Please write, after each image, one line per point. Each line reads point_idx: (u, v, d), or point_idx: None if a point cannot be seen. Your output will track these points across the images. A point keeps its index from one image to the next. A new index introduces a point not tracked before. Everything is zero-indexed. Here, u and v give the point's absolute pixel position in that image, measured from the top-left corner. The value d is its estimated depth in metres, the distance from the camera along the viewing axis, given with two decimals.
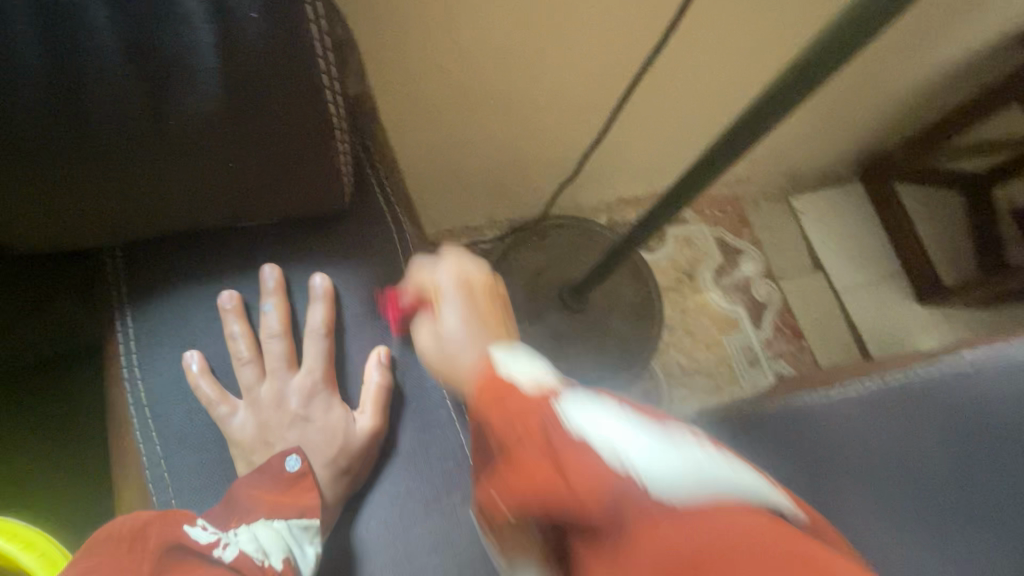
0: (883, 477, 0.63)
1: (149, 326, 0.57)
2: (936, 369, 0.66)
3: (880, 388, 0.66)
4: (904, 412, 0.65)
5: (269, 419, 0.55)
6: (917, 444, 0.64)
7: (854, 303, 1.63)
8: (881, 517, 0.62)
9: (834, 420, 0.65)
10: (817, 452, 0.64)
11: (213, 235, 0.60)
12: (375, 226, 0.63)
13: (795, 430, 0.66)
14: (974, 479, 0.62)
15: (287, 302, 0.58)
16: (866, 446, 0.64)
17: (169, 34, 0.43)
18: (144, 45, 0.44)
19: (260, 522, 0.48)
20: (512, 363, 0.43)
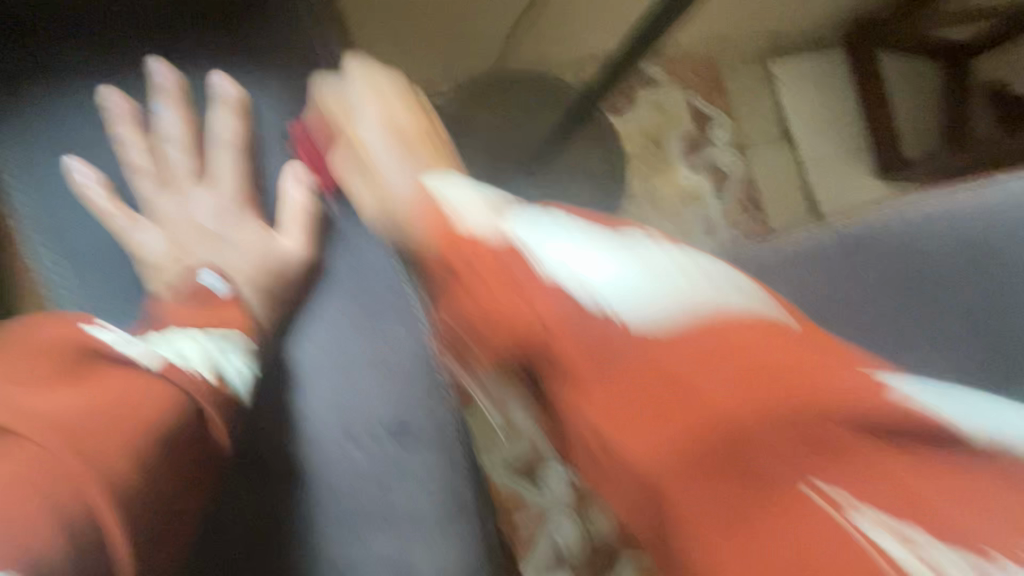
0: (833, 318, 0.61)
1: (25, 131, 0.50)
2: (889, 215, 0.62)
3: (832, 235, 0.63)
4: (855, 256, 0.62)
5: (181, 237, 0.51)
6: (866, 287, 0.61)
7: (816, 176, 1.61)
8: (829, 357, 0.61)
9: (785, 267, 0.63)
10: (767, 299, 0.62)
11: (92, 26, 0.52)
12: (286, 27, 0.55)
13: (746, 280, 0.63)
14: (922, 319, 0.60)
15: (186, 109, 0.53)
16: (818, 287, 0.62)
17: None
18: None
19: (180, 333, 0.46)
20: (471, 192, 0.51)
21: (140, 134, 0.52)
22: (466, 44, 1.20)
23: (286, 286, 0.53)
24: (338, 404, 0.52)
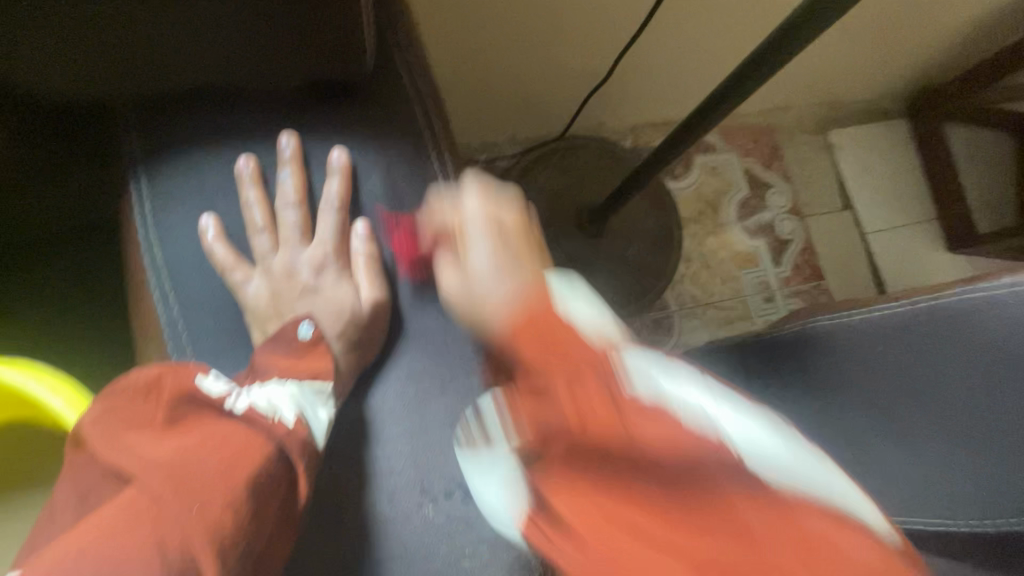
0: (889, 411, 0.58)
1: (163, 187, 0.55)
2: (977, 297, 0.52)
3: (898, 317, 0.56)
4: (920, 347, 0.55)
5: (281, 288, 0.54)
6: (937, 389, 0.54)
7: (880, 246, 1.57)
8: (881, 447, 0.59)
9: (839, 349, 0.59)
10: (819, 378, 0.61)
11: (225, 97, 0.57)
12: (393, 100, 0.59)
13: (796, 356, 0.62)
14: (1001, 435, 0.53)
15: (302, 171, 0.55)
16: (873, 377, 0.58)
17: None
18: None
19: (272, 382, 0.48)
20: (570, 300, 0.40)
21: (260, 193, 0.54)
22: (532, 114, 1.26)
23: (365, 336, 0.53)
24: (413, 457, 0.53)
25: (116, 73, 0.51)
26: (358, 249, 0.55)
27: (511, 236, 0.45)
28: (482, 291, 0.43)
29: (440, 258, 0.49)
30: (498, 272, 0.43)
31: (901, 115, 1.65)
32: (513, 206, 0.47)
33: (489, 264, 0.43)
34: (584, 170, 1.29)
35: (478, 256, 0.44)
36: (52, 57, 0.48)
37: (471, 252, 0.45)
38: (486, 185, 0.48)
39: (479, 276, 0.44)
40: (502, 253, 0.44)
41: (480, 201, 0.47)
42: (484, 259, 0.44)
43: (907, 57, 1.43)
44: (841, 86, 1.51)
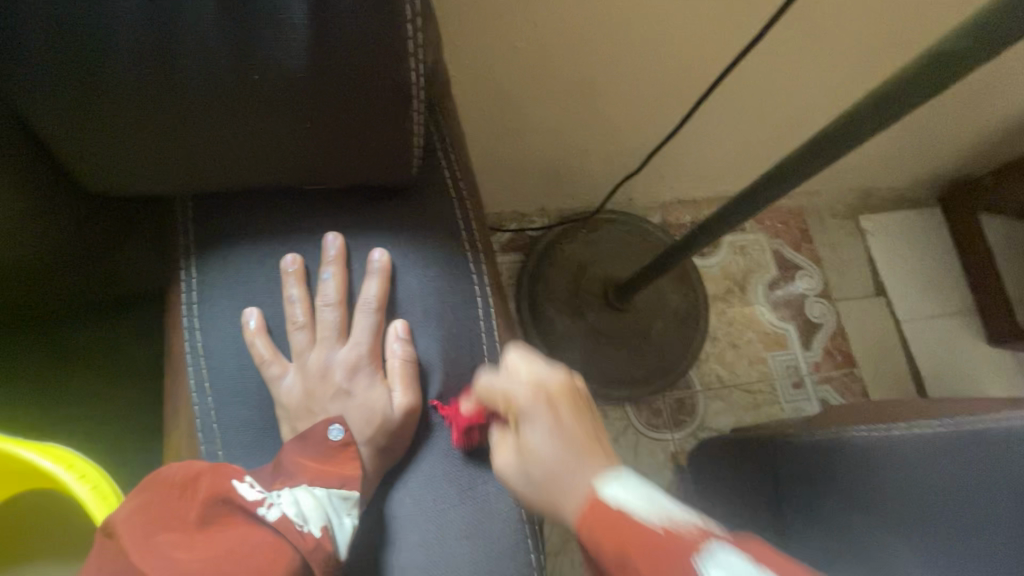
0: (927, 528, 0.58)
1: (211, 278, 0.58)
2: None
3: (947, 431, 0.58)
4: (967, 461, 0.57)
5: (314, 387, 0.54)
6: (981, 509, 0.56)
7: (915, 336, 1.53)
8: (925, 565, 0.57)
9: (891, 459, 0.59)
10: (864, 485, 0.60)
11: (278, 194, 0.60)
12: (436, 203, 0.62)
13: (834, 462, 0.61)
14: None
15: (346, 272, 0.58)
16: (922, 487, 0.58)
17: (268, 16, 0.46)
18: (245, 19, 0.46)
19: (302, 487, 0.48)
20: (624, 494, 0.39)
21: (303, 291, 0.56)
22: (564, 189, 1.30)
23: (393, 442, 0.54)
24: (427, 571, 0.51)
25: (179, 168, 0.55)
26: (391, 350, 0.56)
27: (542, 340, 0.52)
28: (546, 473, 0.42)
29: (495, 435, 0.48)
30: (560, 456, 0.42)
31: (934, 204, 1.64)
32: (563, 381, 0.46)
33: (547, 443, 0.42)
34: (613, 247, 1.31)
35: (535, 436, 0.43)
36: (128, 147, 0.52)
37: (528, 432, 0.44)
38: (524, 350, 0.49)
39: (541, 460, 0.43)
40: (567, 447, 0.42)
41: (531, 379, 0.46)
42: (544, 442, 0.43)
43: (939, 150, 1.45)
44: (873, 175, 1.52)
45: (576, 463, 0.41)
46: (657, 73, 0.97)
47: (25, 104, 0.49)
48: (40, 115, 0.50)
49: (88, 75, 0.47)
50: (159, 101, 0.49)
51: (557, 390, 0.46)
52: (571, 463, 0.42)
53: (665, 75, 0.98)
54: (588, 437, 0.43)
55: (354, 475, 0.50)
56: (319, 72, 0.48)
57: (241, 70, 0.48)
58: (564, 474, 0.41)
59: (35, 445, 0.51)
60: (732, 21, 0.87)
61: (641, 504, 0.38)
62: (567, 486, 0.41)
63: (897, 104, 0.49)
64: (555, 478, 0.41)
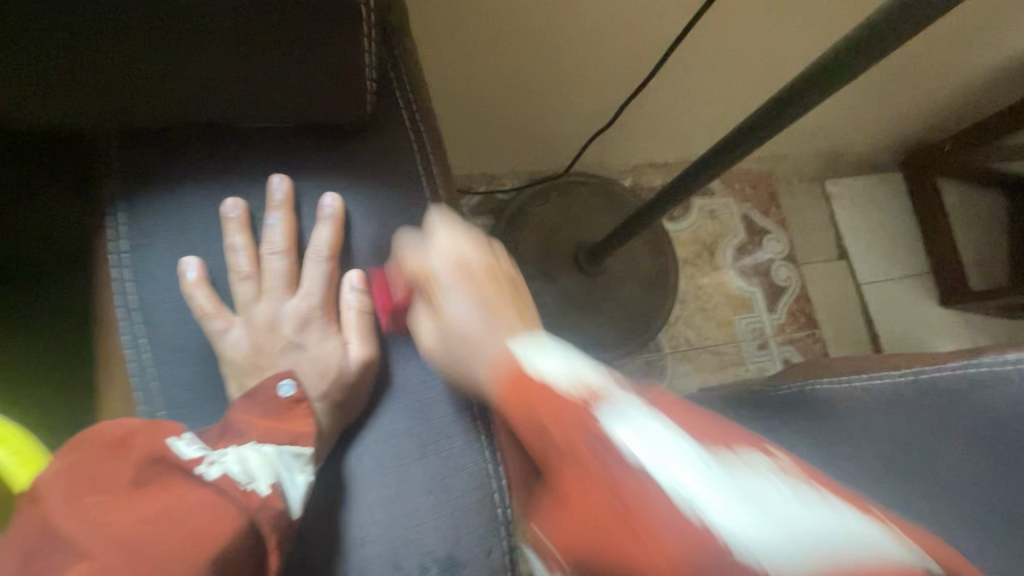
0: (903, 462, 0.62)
1: (143, 226, 0.52)
2: None
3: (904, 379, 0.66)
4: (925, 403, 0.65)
5: (264, 341, 0.51)
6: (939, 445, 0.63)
7: (875, 297, 1.58)
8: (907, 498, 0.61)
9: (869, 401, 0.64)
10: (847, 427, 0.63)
11: (215, 134, 0.54)
12: (393, 146, 0.57)
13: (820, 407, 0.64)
14: None
15: (296, 220, 0.53)
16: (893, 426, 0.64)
17: None
18: None
19: (248, 445, 0.45)
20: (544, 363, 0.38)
21: (247, 238, 0.52)
22: (533, 148, 1.26)
23: (350, 398, 0.51)
24: (389, 527, 0.49)
25: (92, 96, 0.48)
26: (346, 301, 0.52)
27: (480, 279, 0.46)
28: (460, 335, 0.44)
29: (418, 308, 0.49)
30: (475, 321, 0.43)
31: (897, 169, 1.67)
32: (485, 254, 0.47)
33: (467, 313, 0.44)
34: (584, 208, 1.28)
35: (455, 305, 0.45)
36: (26, 70, 0.45)
37: (448, 303, 0.45)
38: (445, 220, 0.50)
39: (455, 328, 0.44)
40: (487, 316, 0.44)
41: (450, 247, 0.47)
42: (462, 311, 0.44)
43: (905, 114, 1.46)
44: (840, 139, 1.53)
45: (488, 325, 0.43)
46: (630, 23, 0.93)
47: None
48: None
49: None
50: (67, 27, 0.42)
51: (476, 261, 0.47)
52: (484, 326, 0.43)
53: (639, 26, 0.93)
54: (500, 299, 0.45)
55: (307, 432, 0.47)
56: None
57: None
58: (475, 341, 0.43)
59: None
60: None
61: (563, 374, 0.37)
62: (474, 350, 0.42)
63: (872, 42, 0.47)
64: (467, 344, 0.43)
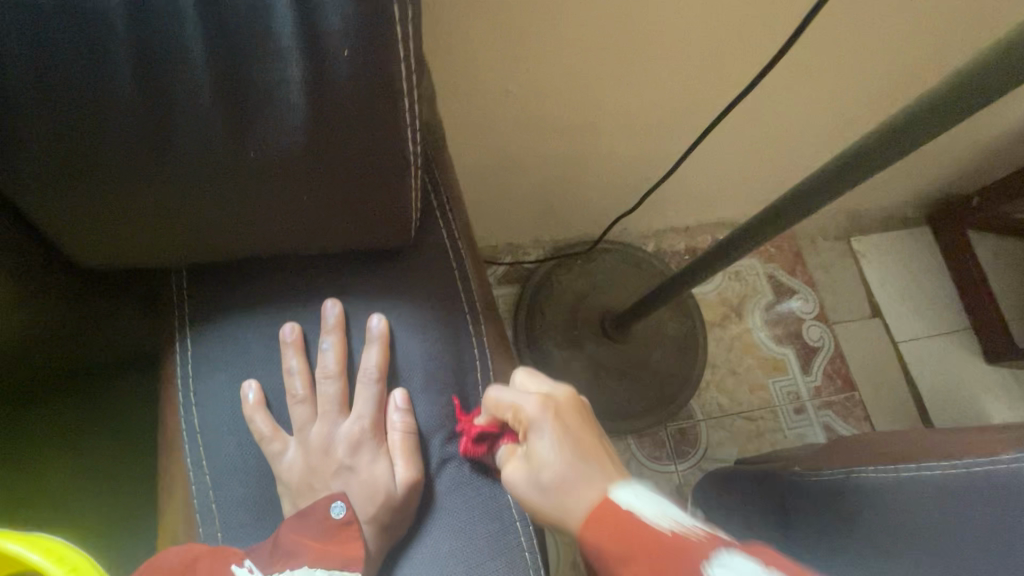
0: None
1: (206, 348, 0.57)
2: None
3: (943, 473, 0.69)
4: None
5: (316, 463, 0.53)
6: None
7: (913, 356, 1.54)
8: None
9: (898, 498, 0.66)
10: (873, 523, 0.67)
11: (272, 260, 0.59)
12: (432, 263, 0.61)
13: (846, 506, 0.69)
14: None
15: (349, 346, 0.57)
16: None
17: (260, 68, 0.44)
18: (236, 77, 0.45)
19: (303, 569, 0.47)
20: (576, 432, 0.44)
21: (302, 362, 0.56)
22: (559, 221, 1.31)
23: (394, 519, 0.52)
24: None
25: (167, 234, 0.54)
26: (391, 421, 0.55)
27: (527, 368, 0.51)
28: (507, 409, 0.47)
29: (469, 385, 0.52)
30: (520, 393, 0.48)
31: (923, 224, 1.67)
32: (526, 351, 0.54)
33: (510, 386, 0.49)
34: (608, 279, 1.30)
35: (499, 381, 0.50)
36: (126, 221, 0.52)
37: (494, 381, 0.50)
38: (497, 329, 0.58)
39: (504, 400, 0.48)
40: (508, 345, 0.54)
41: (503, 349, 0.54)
42: (505, 388, 0.49)
43: (926, 171, 1.48)
44: (861, 198, 1.55)
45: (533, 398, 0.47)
46: (649, 109, 0.98)
47: (16, 185, 0.48)
48: (31, 194, 0.49)
49: (80, 148, 0.46)
50: (155, 180, 0.49)
51: (519, 354, 0.53)
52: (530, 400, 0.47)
53: (658, 112, 0.99)
54: (541, 375, 0.51)
55: (356, 555, 0.48)
56: (316, 145, 0.48)
57: (238, 141, 0.47)
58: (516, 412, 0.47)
59: (24, 535, 0.48)
60: (722, 61, 0.89)
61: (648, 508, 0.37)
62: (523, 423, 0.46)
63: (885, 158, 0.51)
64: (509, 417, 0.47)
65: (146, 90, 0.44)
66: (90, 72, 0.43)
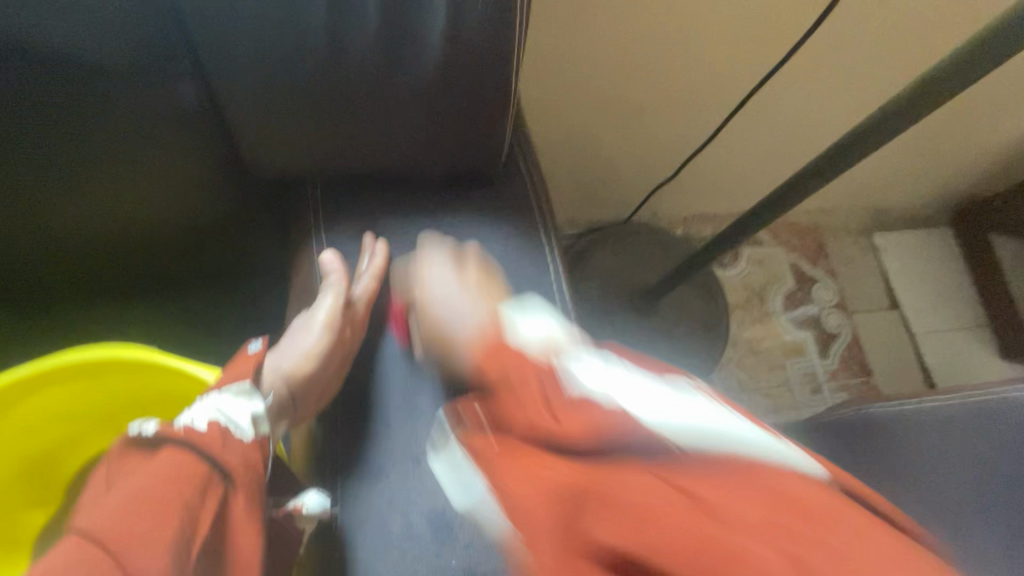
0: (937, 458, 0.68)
1: (332, 240, 0.72)
2: None
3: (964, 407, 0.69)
4: None
5: (295, 331, 0.68)
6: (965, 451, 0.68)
7: (930, 347, 1.61)
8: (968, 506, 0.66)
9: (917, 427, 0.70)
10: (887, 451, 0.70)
11: (386, 179, 0.73)
12: (513, 195, 0.75)
13: (866, 434, 0.72)
14: None
15: (407, 256, 0.72)
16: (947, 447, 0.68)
17: (413, 14, 0.56)
18: (395, 21, 0.56)
19: (209, 399, 0.56)
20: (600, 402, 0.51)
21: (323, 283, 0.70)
22: (597, 202, 1.42)
23: (314, 373, 0.64)
24: None
25: (316, 150, 0.67)
26: (325, 296, 0.67)
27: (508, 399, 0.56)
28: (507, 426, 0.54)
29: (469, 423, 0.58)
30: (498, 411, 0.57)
31: (945, 224, 1.75)
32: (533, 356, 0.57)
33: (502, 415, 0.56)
34: (639, 255, 1.41)
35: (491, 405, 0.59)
36: (286, 137, 0.64)
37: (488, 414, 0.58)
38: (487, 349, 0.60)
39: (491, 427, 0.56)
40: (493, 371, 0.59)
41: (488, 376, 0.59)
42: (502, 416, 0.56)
43: (949, 170, 1.56)
44: (883, 193, 1.64)
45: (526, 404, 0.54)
46: (690, 96, 1.09)
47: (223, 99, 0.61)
48: (228, 105, 0.62)
49: (269, 72, 0.58)
50: (320, 98, 0.61)
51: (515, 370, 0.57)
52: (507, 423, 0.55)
53: (696, 98, 1.10)
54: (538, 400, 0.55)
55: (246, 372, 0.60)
56: (448, 77, 0.61)
57: (391, 71, 0.60)
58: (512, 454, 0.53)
59: (181, 359, 0.62)
60: (762, 53, 1.00)
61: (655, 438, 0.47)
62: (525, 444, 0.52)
63: (896, 121, 0.62)
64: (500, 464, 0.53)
65: (330, 26, 0.56)
66: (287, 11, 0.54)
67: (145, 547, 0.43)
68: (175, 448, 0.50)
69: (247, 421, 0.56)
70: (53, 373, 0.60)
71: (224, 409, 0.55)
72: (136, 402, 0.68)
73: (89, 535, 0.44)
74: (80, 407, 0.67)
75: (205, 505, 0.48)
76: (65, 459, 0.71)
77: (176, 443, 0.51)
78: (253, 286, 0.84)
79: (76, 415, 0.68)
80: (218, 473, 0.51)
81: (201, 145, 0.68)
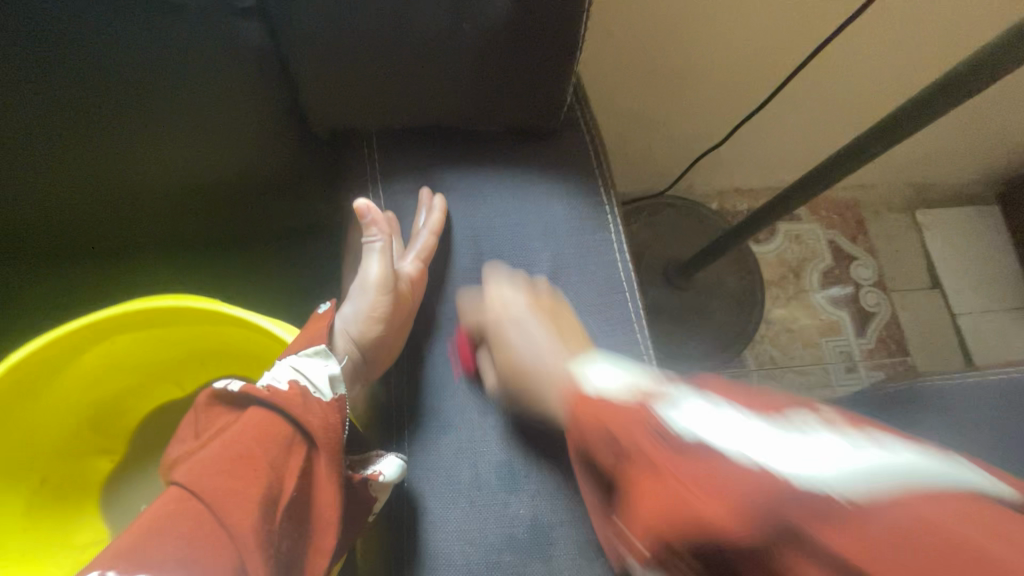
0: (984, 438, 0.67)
1: (391, 190, 0.72)
2: None
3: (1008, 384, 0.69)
4: None
5: (355, 291, 0.67)
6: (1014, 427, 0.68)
7: (972, 328, 1.56)
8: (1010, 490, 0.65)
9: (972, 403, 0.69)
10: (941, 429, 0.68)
11: (444, 131, 0.72)
12: (568, 153, 0.73)
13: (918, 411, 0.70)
14: None
15: (462, 212, 0.70)
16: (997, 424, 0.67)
17: None
18: None
19: (289, 359, 0.54)
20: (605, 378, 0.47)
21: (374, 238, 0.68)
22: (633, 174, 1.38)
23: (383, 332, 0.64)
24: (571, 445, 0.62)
25: (379, 101, 0.66)
26: (377, 255, 0.66)
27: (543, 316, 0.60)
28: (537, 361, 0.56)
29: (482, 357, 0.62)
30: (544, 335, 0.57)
31: (993, 202, 1.68)
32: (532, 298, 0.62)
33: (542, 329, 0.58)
34: (676, 227, 1.37)
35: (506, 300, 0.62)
36: (348, 88, 0.64)
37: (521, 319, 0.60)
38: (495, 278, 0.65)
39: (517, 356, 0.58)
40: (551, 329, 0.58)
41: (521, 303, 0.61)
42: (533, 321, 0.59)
43: (1003, 144, 1.49)
44: (930, 168, 1.58)
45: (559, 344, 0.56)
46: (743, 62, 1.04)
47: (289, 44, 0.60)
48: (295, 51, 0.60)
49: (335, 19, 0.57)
50: (384, 46, 0.59)
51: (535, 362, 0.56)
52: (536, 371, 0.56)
53: (749, 65, 1.05)
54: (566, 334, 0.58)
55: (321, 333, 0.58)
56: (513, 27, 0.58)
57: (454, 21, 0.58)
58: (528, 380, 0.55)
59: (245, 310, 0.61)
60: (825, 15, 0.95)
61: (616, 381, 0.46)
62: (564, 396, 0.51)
63: None
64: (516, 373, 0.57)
65: None
66: None
67: (237, 504, 0.44)
68: (262, 407, 0.51)
69: (326, 382, 0.53)
70: (122, 325, 0.61)
71: (301, 369, 0.53)
72: (199, 350, 0.71)
73: (187, 484, 0.46)
74: (147, 357, 0.70)
75: (289, 464, 0.48)
76: (132, 406, 0.74)
77: (259, 402, 0.51)
78: (305, 241, 0.86)
79: (142, 363, 0.70)
80: (300, 434, 0.50)
81: (260, 104, 0.68)
